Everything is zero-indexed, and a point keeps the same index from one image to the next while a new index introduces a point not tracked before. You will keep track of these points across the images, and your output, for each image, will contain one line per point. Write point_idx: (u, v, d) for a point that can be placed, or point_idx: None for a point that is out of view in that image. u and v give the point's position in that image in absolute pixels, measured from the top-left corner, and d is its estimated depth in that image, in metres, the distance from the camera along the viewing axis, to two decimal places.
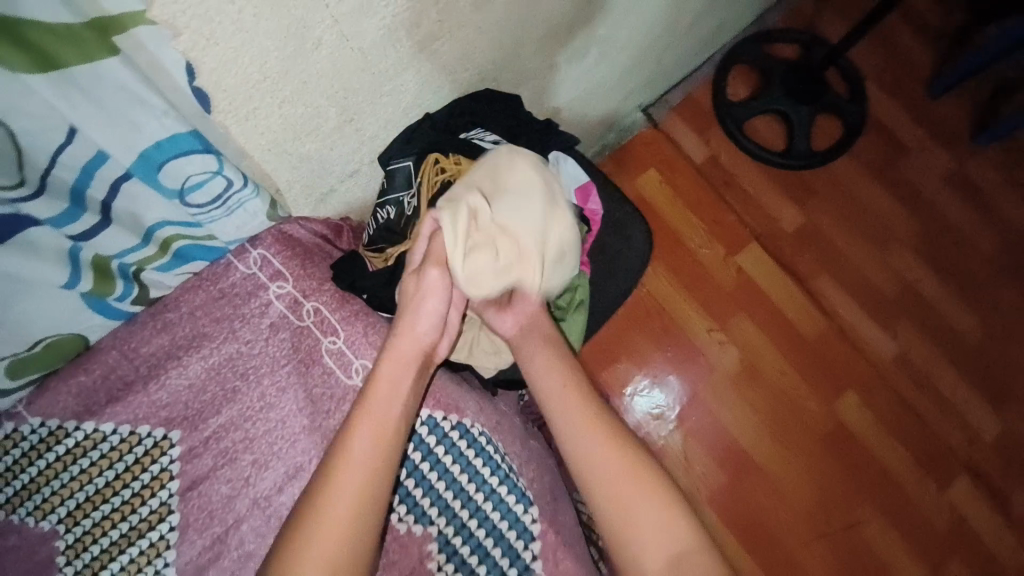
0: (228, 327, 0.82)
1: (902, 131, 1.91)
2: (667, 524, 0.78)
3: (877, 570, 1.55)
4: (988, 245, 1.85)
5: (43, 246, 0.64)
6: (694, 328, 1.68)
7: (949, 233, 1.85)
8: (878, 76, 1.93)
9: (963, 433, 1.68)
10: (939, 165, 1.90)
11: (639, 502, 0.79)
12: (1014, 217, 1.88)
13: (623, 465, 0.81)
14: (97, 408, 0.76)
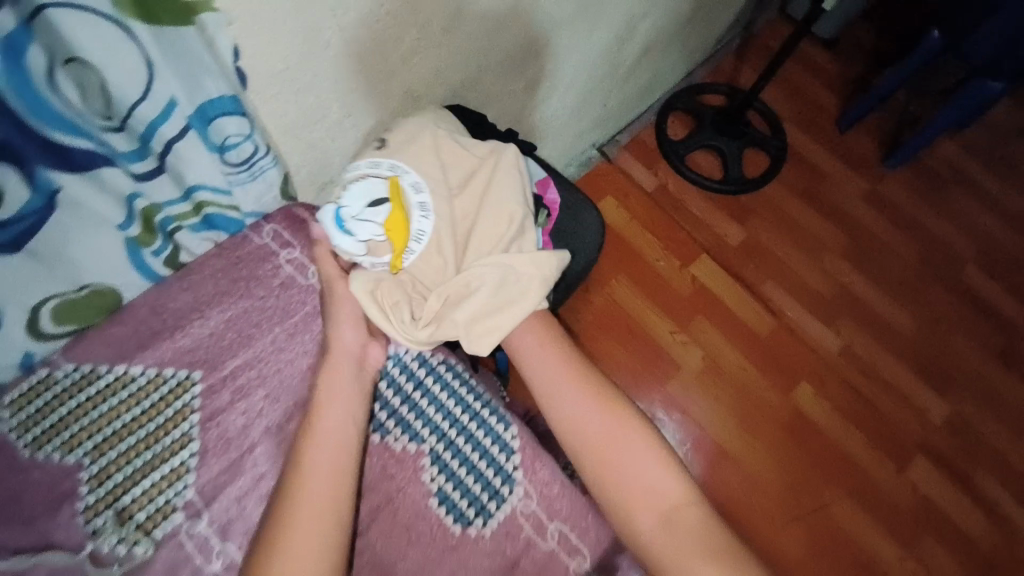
0: (246, 282, 0.90)
1: (822, 158, 2.19)
2: (654, 485, 0.86)
3: (851, 546, 1.63)
4: (912, 249, 2.06)
5: (104, 188, 0.70)
6: (658, 330, 1.84)
7: (875, 240, 2.06)
8: (794, 115, 2.26)
9: (913, 416, 1.80)
10: (858, 184, 2.17)
11: (628, 470, 0.86)
12: (931, 223, 2.11)
13: (609, 437, 0.88)
14: (128, 352, 0.83)
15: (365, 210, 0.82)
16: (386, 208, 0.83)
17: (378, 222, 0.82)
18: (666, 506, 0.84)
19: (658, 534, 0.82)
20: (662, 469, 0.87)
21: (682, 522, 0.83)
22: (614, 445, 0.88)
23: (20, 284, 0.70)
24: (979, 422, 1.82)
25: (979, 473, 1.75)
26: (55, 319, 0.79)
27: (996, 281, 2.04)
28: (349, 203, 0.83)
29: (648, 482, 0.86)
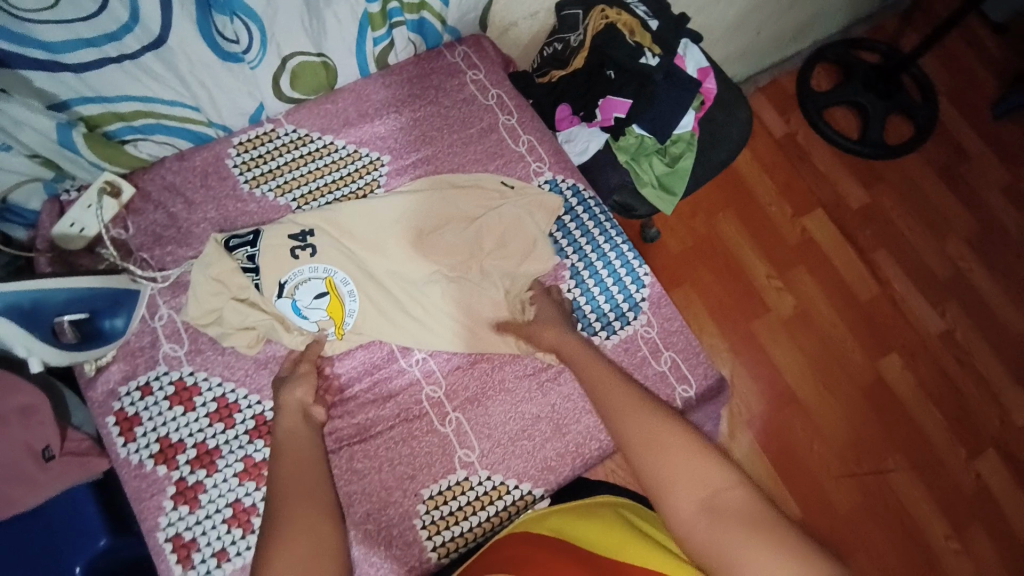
0: (435, 90, 1.02)
1: (986, 124, 1.90)
2: (697, 475, 0.61)
3: (908, 530, 1.47)
4: None
5: None
6: (754, 270, 1.68)
7: (1019, 224, 1.79)
8: (969, 76, 1.95)
9: (996, 411, 1.60)
10: (1017, 155, 1.87)
11: (660, 462, 0.64)
12: None
13: (639, 429, 0.67)
14: (335, 127, 0.99)
15: (311, 302, 0.91)
16: (328, 297, 0.91)
17: (322, 310, 0.91)
18: (715, 499, 0.59)
19: (707, 537, 0.58)
20: (706, 456, 0.63)
21: (740, 516, 0.57)
22: (640, 439, 0.66)
23: (286, 23, 0.84)
24: None
25: None
26: (289, 81, 0.95)
27: None
28: (298, 296, 0.91)
29: (688, 473, 0.62)
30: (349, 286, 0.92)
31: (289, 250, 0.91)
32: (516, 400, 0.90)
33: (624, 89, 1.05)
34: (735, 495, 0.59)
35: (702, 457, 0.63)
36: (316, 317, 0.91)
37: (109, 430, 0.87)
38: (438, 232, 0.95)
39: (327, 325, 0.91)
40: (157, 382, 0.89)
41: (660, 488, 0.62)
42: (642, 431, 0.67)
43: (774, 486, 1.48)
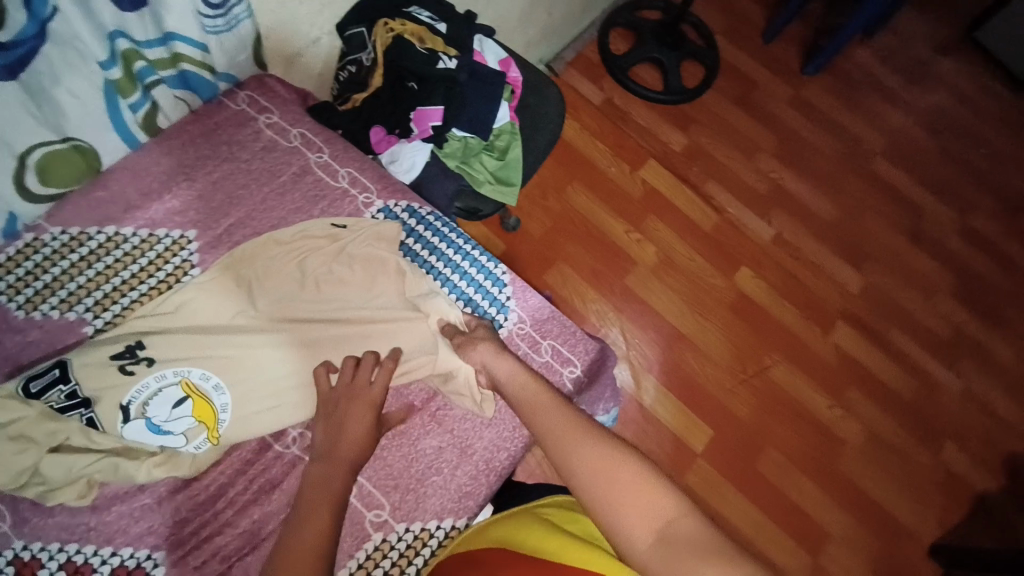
0: (228, 145, 0.93)
1: (762, 48, 2.12)
2: (643, 508, 0.57)
3: (800, 414, 1.64)
4: (851, 134, 2.03)
5: (88, 15, 0.72)
6: (613, 230, 1.77)
7: (810, 126, 2.02)
8: (738, 8, 2.17)
9: (836, 288, 1.80)
10: (792, 67, 2.11)
11: (609, 496, 0.59)
12: (865, 108, 2.08)
13: (584, 464, 0.62)
14: (116, 215, 0.86)
15: (170, 414, 0.78)
16: (190, 401, 0.79)
17: (186, 418, 0.79)
18: (667, 531, 0.54)
19: (664, 574, 0.52)
20: (652, 486, 0.58)
21: (695, 546, 0.52)
22: (586, 477, 0.61)
23: (10, 119, 0.73)
24: (892, 290, 1.82)
25: (895, 332, 1.77)
26: (38, 177, 0.81)
27: (905, 174, 2.00)
28: (152, 413, 0.78)
29: (636, 506, 0.57)
30: (211, 378, 0.80)
31: (116, 369, 0.77)
32: (414, 440, 0.86)
33: (432, 97, 1.01)
34: (684, 526, 0.55)
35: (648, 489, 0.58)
36: (182, 428, 0.78)
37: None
38: (286, 295, 0.87)
39: (197, 434, 0.79)
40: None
41: (613, 525, 0.57)
42: (588, 467, 0.62)
43: (682, 419, 1.59)
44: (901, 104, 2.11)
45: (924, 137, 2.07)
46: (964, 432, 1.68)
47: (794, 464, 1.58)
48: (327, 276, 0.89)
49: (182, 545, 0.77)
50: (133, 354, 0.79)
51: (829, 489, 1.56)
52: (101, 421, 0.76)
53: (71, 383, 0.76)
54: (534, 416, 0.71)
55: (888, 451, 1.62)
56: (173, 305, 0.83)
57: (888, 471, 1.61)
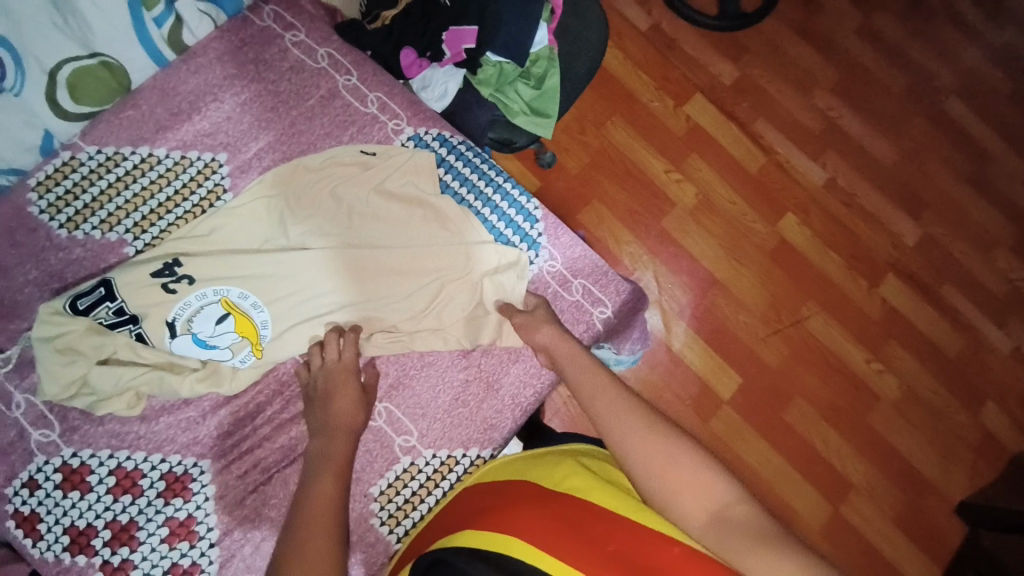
0: (256, 65, 0.90)
1: None
2: (697, 488, 0.57)
3: (833, 366, 1.60)
4: (923, 70, 1.84)
5: None
6: (652, 170, 1.69)
7: (879, 59, 1.83)
8: None
9: (888, 240, 1.69)
10: None
11: (662, 476, 0.59)
12: (944, 40, 1.87)
13: (639, 444, 0.62)
14: (148, 136, 0.86)
15: (214, 330, 0.81)
16: (231, 318, 0.82)
17: (230, 333, 0.82)
18: (723, 512, 0.55)
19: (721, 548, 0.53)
20: (704, 469, 0.59)
21: (750, 529, 0.53)
22: (642, 457, 0.61)
23: (38, 29, 0.72)
24: (949, 243, 1.71)
25: (948, 287, 1.68)
26: (70, 94, 0.80)
27: (979, 116, 1.81)
28: (197, 328, 0.81)
29: (691, 486, 0.58)
30: (250, 297, 0.83)
31: (160, 287, 0.80)
32: (441, 371, 0.87)
33: (466, 17, 0.93)
34: (738, 510, 0.55)
35: (699, 472, 0.58)
36: (227, 342, 0.82)
37: (12, 535, 0.75)
38: (318, 226, 0.86)
39: (242, 348, 0.82)
40: (41, 472, 0.77)
41: (670, 503, 0.58)
42: (642, 446, 0.62)
43: (710, 365, 1.57)
44: (984, 37, 1.88)
45: (1006, 74, 1.86)
46: (1008, 393, 1.62)
47: (822, 415, 1.56)
48: (362, 205, 0.88)
49: (225, 455, 0.80)
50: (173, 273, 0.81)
51: (856, 441, 1.55)
52: (150, 334, 0.80)
53: (116, 300, 0.79)
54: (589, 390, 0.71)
55: (922, 408, 1.58)
56: (209, 230, 0.84)
57: (921, 428, 1.57)
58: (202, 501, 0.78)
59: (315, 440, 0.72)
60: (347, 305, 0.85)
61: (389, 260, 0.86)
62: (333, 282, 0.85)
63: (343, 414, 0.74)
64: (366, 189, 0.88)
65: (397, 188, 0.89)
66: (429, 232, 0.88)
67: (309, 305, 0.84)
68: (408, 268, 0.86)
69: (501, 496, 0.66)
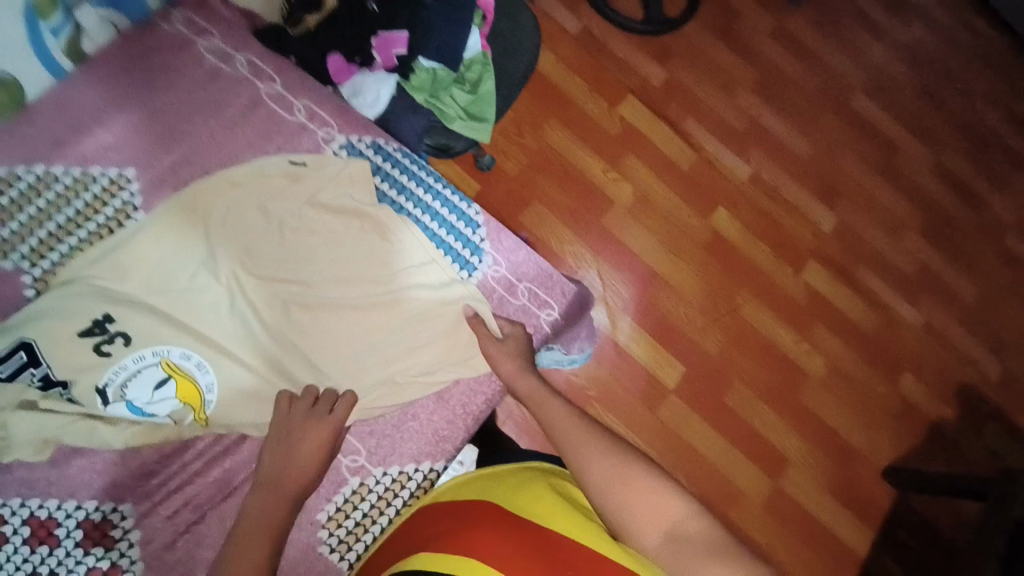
0: (165, 71, 0.84)
1: None
2: (653, 508, 0.59)
3: (767, 350, 1.68)
4: (831, 70, 1.97)
5: None
6: (590, 169, 1.72)
7: (792, 60, 1.96)
8: None
9: (809, 228, 1.81)
10: None
11: (623, 498, 0.61)
12: (847, 41, 2.02)
13: (603, 468, 0.63)
14: (45, 152, 0.78)
15: (152, 396, 0.75)
16: (172, 382, 0.76)
17: (170, 399, 0.76)
18: (677, 532, 0.57)
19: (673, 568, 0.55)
20: (662, 490, 0.61)
21: (702, 545, 0.55)
22: (600, 479, 0.63)
23: None
24: (863, 228, 1.85)
25: (863, 269, 1.81)
26: None
27: (882, 111, 1.97)
28: (132, 395, 0.74)
29: (647, 505, 0.59)
30: (194, 356, 0.77)
31: (92, 349, 0.73)
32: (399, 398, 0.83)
33: (395, 22, 0.93)
34: (693, 526, 0.58)
35: (657, 493, 0.60)
36: (167, 411, 0.76)
37: None
38: (249, 244, 0.81)
39: (184, 415, 0.76)
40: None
41: (627, 523, 0.59)
42: (605, 471, 0.63)
43: (655, 358, 1.62)
44: (882, 38, 2.05)
45: (902, 72, 2.03)
46: (920, 365, 1.76)
47: (760, 397, 1.64)
48: (293, 220, 0.83)
49: (151, 496, 0.74)
50: (107, 332, 0.74)
51: (792, 419, 1.64)
52: (80, 399, 0.73)
53: (42, 365, 0.72)
54: (550, 419, 0.72)
55: (848, 383, 1.70)
56: (131, 263, 0.77)
57: (848, 403, 1.69)
58: (128, 547, 0.72)
59: (257, 495, 0.69)
60: (292, 328, 0.80)
61: (327, 277, 0.82)
62: (268, 305, 0.80)
63: (302, 468, 0.71)
64: (296, 203, 0.84)
65: (329, 199, 0.85)
66: (368, 244, 0.85)
67: (247, 329, 0.80)
68: (348, 285, 0.83)
69: (457, 522, 0.64)
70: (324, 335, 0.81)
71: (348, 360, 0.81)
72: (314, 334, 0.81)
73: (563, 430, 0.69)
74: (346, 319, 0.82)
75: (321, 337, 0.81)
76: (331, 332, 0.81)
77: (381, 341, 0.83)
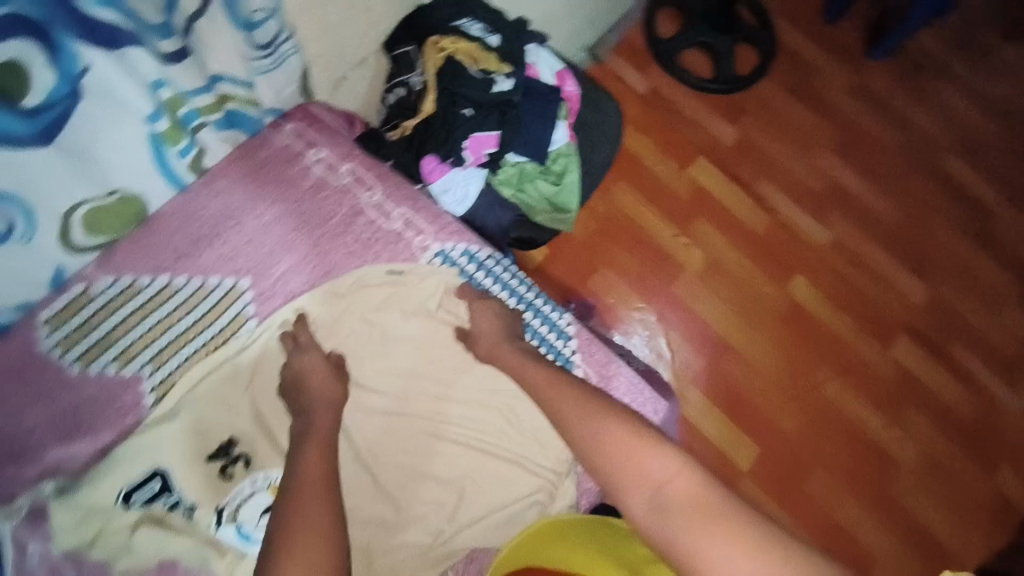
0: (278, 185, 0.88)
1: (825, 30, 1.94)
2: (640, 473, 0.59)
3: (850, 430, 1.57)
4: (916, 128, 1.87)
5: (129, 70, 0.68)
6: (659, 233, 1.68)
7: (873, 119, 1.87)
8: None
9: (896, 298, 1.69)
10: (855, 53, 1.93)
11: (611, 465, 0.61)
12: (934, 99, 1.91)
13: (589, 433, 0.63)
14: (168, 264, 0.82)
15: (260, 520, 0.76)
16: None
17: None
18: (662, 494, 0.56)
19: (659, 530, 0.55)
20: (646, 448, 0.60)
21: (688, 505, 0.55)
22: (590, 445, 0.63)
23: (52, 181, 0.68)
24: (955, 300, 1.71)
25: (955, 344, 1.67)
26: (86, 230, 0.77)
27: (974, 172, 1.84)
28: (242, 518, 0.76)
29: (638, 471, 0.59)
30: None
31: (216, 473, 0.77)
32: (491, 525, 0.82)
33: (486, 122, 0.96)
34: (681, 485, 0.56)
35: (640, 453, 0.60)
36: None
37: None
38: (351, 355, 0.83)
39: None
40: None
41: (619, 484, 0.59)
42: (589, 434, 0.63)
43: (727, 435, 1.54)
44: (973, 94, 1.93)
45: (997, 130, 1.90)
46: (1020, 454, 1.60)
47: (841, 481, 1.53)
48: (394, 331, 0.85)
49: None
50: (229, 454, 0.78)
51: (878, 511, 1.51)
52: (200, 519, 0.75)
53: (174, 492, 0.75)
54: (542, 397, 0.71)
55: (943, 473, 1.56)
56: (246, 373, 0.80)
57: (939, 494, 1.54)
58: None
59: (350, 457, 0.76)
60: (386, 442, 0.81)
61: (424, 392, 0.83)
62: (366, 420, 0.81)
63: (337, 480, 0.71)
64: (396, 314, 0.86)
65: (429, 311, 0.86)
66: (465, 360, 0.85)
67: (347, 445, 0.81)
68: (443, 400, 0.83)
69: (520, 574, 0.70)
70: (414, 452, 0.81)
71: (438, 478, 0.81)
72: (406, 447, 0.81)
73: (559, 406, 0.68)
74: (440, 437, 0.82)
75: (413, 451, 0.81)
76: (422, 447, 0.81)
77: (477, 464, 0.82)
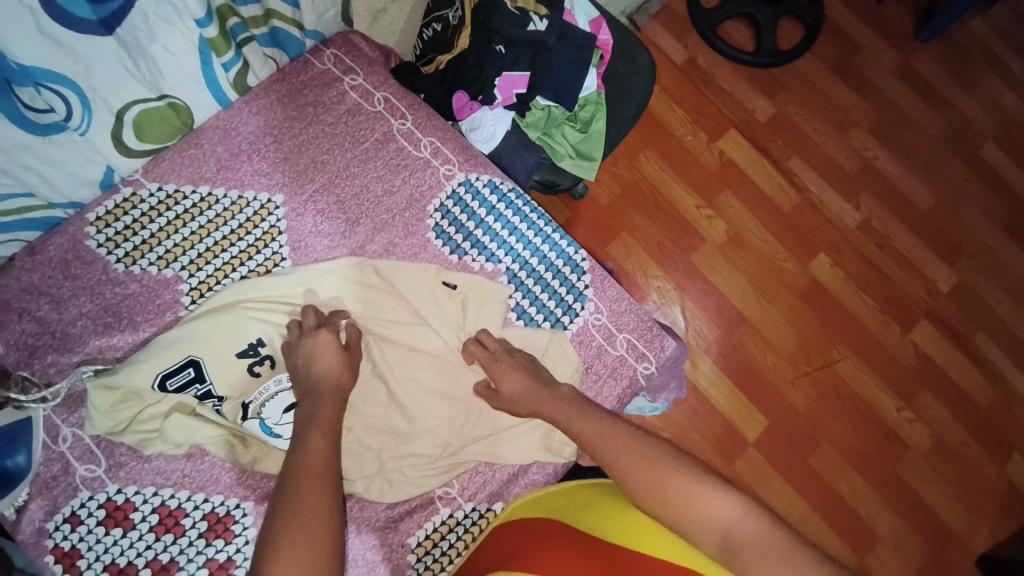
0: (314, 107, 0.91)
1: (873, 6, 1.88)
2: (705, 514, 0.61)
3: (861, 411, 1.57)
4: (959, 113, 1.82)
5: None
6: (683, 204, 1.68)
7: (915, 101, 1.82)
8: None
9: (923, 285, 1.67)
10: (903, 32, 1.87)
11: (676, 510, 0.63)
12: (980, 84, 1.85)
13: (648, 480, 0.66)
14: (208, 175, 0.86)
15: (281, 417, 0.81)
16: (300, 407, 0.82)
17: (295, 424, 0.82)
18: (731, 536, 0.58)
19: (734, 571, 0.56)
20: (708, 492, 0.62)
21: (754, 545, 0.56)
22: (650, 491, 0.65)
23: (108, 74, 0.72)
24: (984, 290, 1.68)
25: (979, 334, 1.64)
26: (135, 133, 0.82)
27: (1016, 161, 1.79)
28: (266, 413, 0.81)
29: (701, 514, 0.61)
30: None
31: (245, 369, 0.82)
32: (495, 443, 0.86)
33: (518, 62, 0.96)
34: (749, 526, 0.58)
35: (703, 497, 0.62)
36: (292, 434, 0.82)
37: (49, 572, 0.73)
38: (370, 274, 0.87)
39: None
40: (84, 508, 0.75)
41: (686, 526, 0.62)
42: (649, 482, 0.66)
43: (735, 406, 1.55)
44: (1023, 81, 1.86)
45: None
46: None
47: (849, 461, 1.53)
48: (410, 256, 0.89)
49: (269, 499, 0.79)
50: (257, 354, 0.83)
51: (882, 491, 1.52)
52: (226, 414, 0.81)
53: (205, 383, 0.81)
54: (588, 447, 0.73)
55: (952, 460, 1.55)
56: (274, 283, 0.85)
57: (946, 480, 1.54)
58: (243, 544, 0.77)
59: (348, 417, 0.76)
60: (401, 357, 0.85)
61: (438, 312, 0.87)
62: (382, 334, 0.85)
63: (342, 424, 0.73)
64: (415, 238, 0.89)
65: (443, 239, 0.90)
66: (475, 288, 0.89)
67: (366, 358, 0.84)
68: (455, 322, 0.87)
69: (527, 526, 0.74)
70: (426, 367, 0.85)
71: (448, 392, 0.85)
72: (419, 361, 0.85)
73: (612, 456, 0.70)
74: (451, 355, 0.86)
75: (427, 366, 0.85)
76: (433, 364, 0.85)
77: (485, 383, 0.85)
